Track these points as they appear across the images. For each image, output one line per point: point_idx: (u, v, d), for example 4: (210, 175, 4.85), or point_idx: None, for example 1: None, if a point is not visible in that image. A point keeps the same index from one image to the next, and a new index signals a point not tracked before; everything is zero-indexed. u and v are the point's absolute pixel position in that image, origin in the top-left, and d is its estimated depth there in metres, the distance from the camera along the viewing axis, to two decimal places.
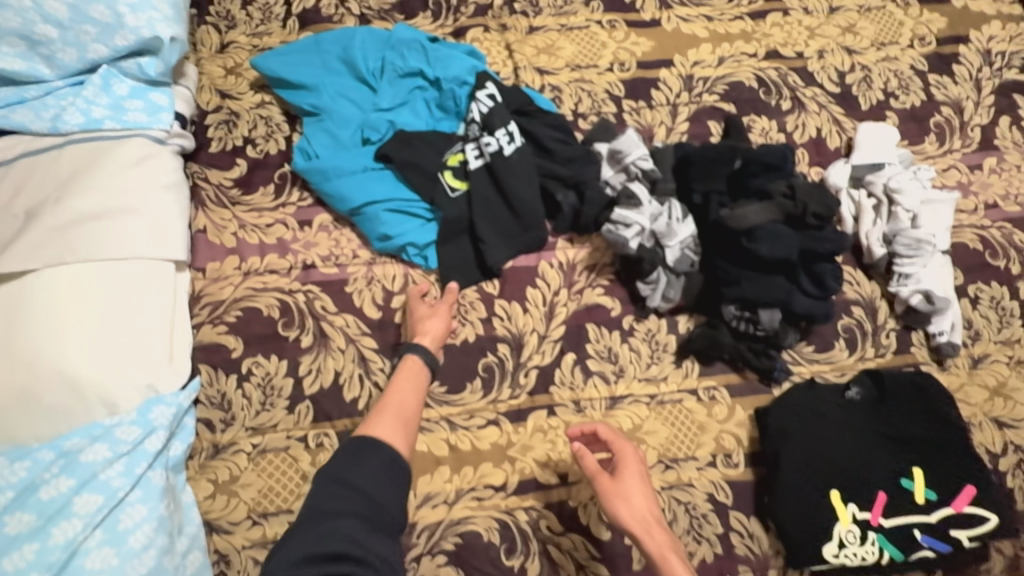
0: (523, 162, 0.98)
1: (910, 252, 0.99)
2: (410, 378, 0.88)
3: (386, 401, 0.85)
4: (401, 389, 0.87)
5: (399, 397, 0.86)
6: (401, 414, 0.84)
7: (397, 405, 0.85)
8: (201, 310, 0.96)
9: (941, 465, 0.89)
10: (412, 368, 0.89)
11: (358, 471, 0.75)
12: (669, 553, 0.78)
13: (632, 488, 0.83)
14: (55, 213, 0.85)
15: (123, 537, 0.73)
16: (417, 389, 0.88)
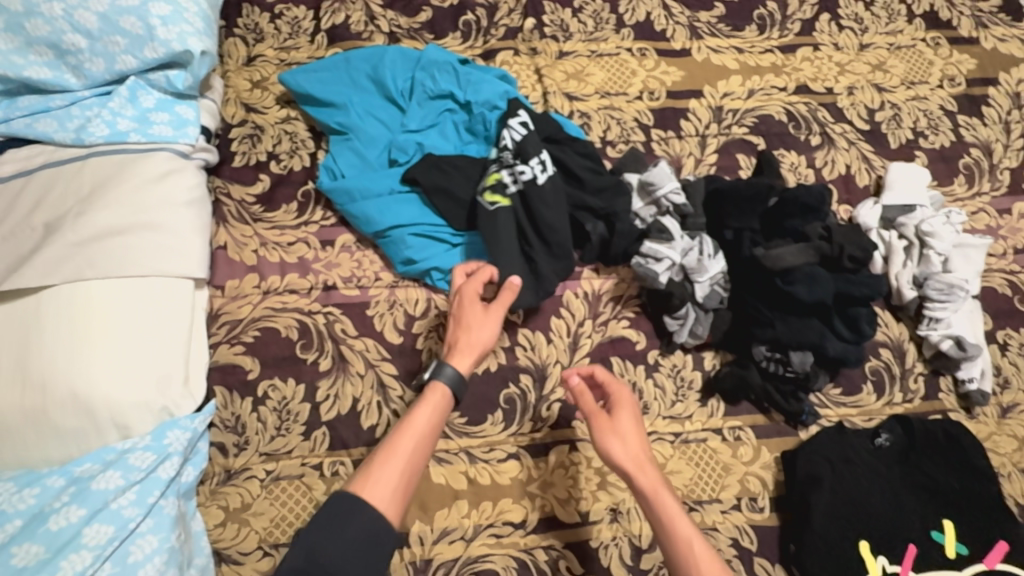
0: (557, 192, 0.96)
1: (942, 296, 0.97)
2: (429, 421, 0.73)
3: (398, 443, 0.70)
4: (418, 431, 0.72)
5: (410, 449, 0.70)
6: (409, 466, 0.69)
7: (406, 456, 0.70)
8: (219, 329, 0.94)
9: (972, 519, 0.87)
10: (437, 400, 0.74)
11: (336, 551, 0.62)
12: (661, 489, 0.72)
13: (625, 426, 0.77)
14: (75, 228, 0.83)
15: (133, 571, 0.70)
16: (435, 433, 0.73)
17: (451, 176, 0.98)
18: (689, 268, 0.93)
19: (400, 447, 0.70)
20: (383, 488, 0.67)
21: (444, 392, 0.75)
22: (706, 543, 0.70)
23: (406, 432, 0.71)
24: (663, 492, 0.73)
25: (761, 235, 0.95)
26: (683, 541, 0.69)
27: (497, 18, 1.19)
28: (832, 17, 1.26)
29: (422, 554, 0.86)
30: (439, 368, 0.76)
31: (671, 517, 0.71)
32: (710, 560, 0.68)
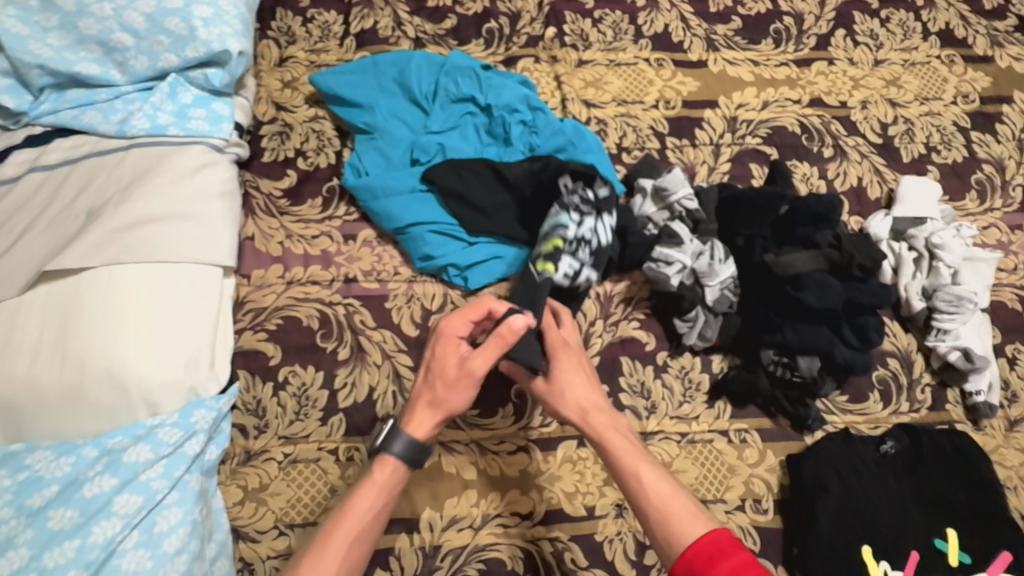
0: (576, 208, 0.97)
1: (950, 308, 0.99)
2: (373, 504, 0.72)
3: (336, 535, 0.70)
4: (359, 521, 0.71)
5: (349, 540, 0.70)
6: (349, 554, 0.69)
7: (344, 547, 0.69)
8: (244, 315, 0.97)
9: (976, 528, 0.88)
10: (387, 477, 0.74)
11: None
12: (608, 433, 0.77)
13: (567, 377, 0.81)
14: (116, 215, 0.87)
15: (158, 540, 0.72)
16: (381, 515, 0.73)
17: (474, 183, 1.01)
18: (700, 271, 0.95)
19: (338, 541, 0.69)
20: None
21: (391, 470, 0.74)
22: (657, 473, 0.73)
23: (349, 516, 0.71)
24: (610, 434, 0.77)
25: (771, 241, 0.96)
26: (632, 474, 0.73)
27: (519, 27, 1.23)
28: (848, 33, 1.28)
29: (431, 541, 0.88)
30: (391, 437, 0.75)
31: (620, 454, 0.75)
32: (663, 488, 0.72)
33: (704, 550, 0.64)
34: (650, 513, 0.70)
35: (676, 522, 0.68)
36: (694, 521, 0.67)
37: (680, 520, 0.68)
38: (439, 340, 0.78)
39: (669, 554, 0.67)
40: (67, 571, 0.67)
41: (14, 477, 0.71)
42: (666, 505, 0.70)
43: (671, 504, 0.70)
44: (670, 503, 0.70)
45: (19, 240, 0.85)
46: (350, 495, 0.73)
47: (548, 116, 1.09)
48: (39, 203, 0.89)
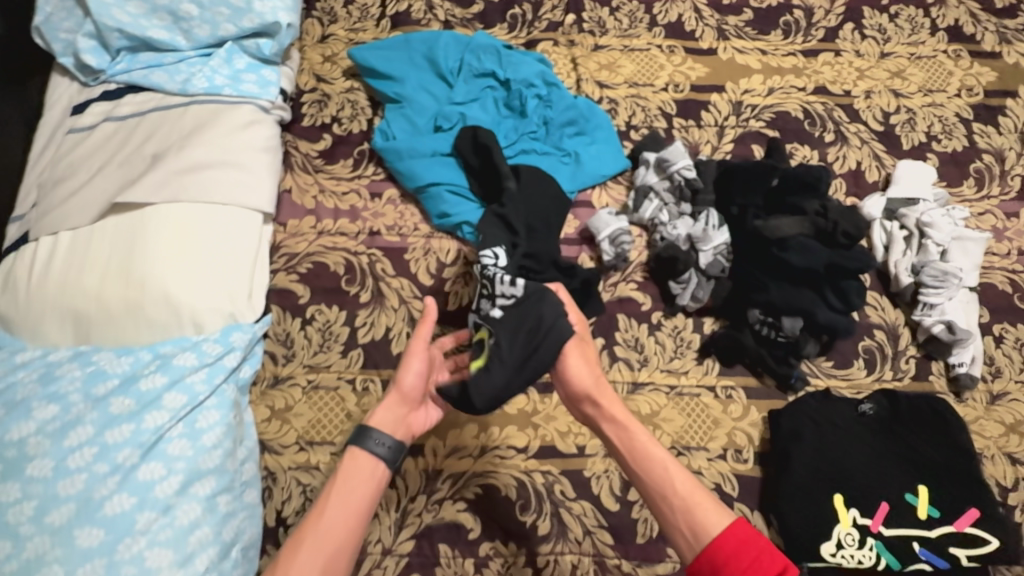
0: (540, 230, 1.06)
1: (936, 283, 1.04)
2: (344, 496, 0.77)
3: (320, 522, 0.75)
4: (336, 513, 0.76)
5: (322, 538, 0.74)
6: (329, 538, 0.74)
7: (323, 536, 0.74)
8: (279, 258, 1.09)
9: (946, 485, 0.92)
10: (348, 470, 0.79)
11: None
12: (631, 421, 0.82)
13: (583, 360, 0.86)
14: (177, 159, 1.00)
15: (199, 434, 0.83)
16: (354, 503, 0.77)
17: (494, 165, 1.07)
18: (595, 231, 1.09)
19: (318, 531, 0.74)
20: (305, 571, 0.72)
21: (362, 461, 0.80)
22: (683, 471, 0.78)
23: (325, 509, 0.76)
24: (635, 424, 0.82)
25: (763, 211, 1.04)
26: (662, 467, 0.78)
27: (541, 13, 1.33)
28: (856, 27, 1.34)
29: (434, 465, 0.97)
30: (364, 435, 0.81)
31: (647, 445, 0.80)
32: (688, 484, 0.77)
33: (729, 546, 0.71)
34: (670, 504, 0.77)
35: (702, 516, 0.74)
36: (717, 516, 0.74)
37: (704, 513, 0.74)
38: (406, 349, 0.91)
39: (689, 542, 0.74)
40: (123, 448, 0.78)
41: (82, 369, 0.82)
42: (691, 496, 0.76)
43: (695, 495, 0.76)
44: (695, 495, 0.76)
45: (95, 177, 0.98)
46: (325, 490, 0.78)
47: (562, 91, 1.19)
48: (112, 146, 1.02)
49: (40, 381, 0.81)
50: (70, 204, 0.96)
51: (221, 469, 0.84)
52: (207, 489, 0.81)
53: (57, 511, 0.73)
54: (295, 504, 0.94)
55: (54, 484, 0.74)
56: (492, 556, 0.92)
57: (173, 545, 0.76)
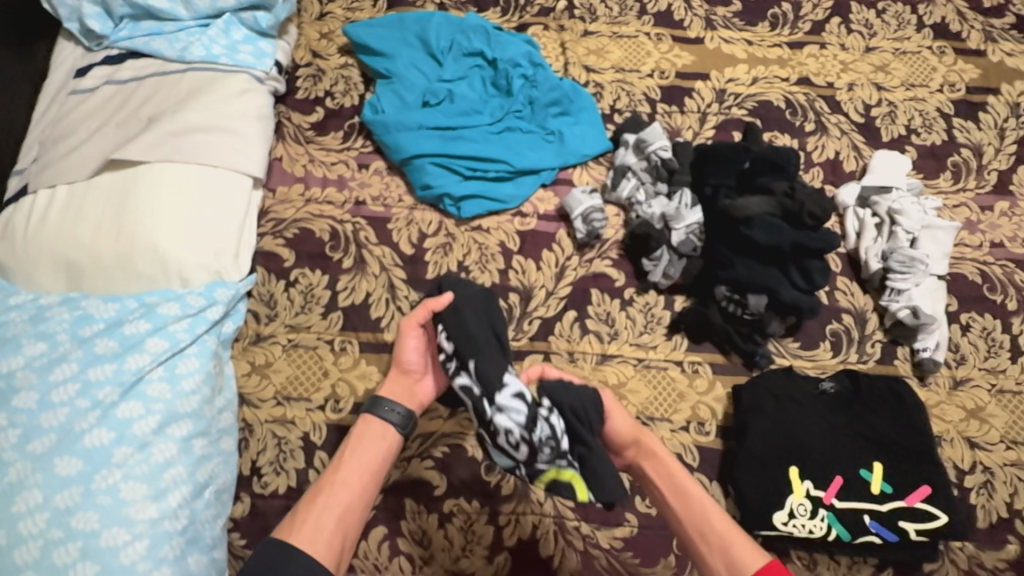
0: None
1: (902, 269, 1.06)
2: (362, 453, 0.89)
3: (342, 476, 0.87)
4: (351, 470, 0.88)
5: (341, 488, 0.86)
6: (342, 493, 0.86)
7: (338, 490, 0.86)
8: (267, 223, 1.12)
9: (901, 463, 0.95)
10: (364, 432, 0.91)
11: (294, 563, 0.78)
12: (671, 461, 0.90)
13: (622, 412, 0.93)
14: (171, 122, 1.04)
15: (178, 379, 0.87)
16: (368, 463, 0.89)
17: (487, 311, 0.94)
18: (569, 209, 1.13)
19: (336, 487, 0.86)
20: (320, 526, 0.83)
21: (374, 426, 0.91)
22: (720, 511, 0.86)
23: (344, 465, 0.88)
24: (674, 462, 0.91)
25: (735, 190, 1.07)
26: (702, 504, 0.86)
27: None
28: (843, 21, 1.36)
29: None
30: (376, 404, 0.93)
31: (688, 485, 0.88)
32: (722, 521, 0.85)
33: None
34: (706, 537, 0.84)
35: (738, 551, 0.82)
36: (752, 553, 0.81)
37: (740, 550, 0.82)
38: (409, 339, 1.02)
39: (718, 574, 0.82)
40: (105, 386, 0.82)
41: (71, 312, 0.87)
42: (727, 533, 0.84)
43: (730, 531, 0.84)
44: (731, 532, 0.84)
45: (93, 136, 1.03)
46: (350, 444, 0.90)
47: (547, 71, 1.23)
48: (111, 108, 1.07)
49: (30, 321, 0.85)
50: (68, 159, 1.01)
51: (198, 415, 0.87)
52: (183, 432, 0.85)
53: (39, 440, 0.77)
54: (270, 455, 0.98)
55: (37, 415, 0.78)
56: (455, 513, 0.96)
57: (147, 480, 0.80)
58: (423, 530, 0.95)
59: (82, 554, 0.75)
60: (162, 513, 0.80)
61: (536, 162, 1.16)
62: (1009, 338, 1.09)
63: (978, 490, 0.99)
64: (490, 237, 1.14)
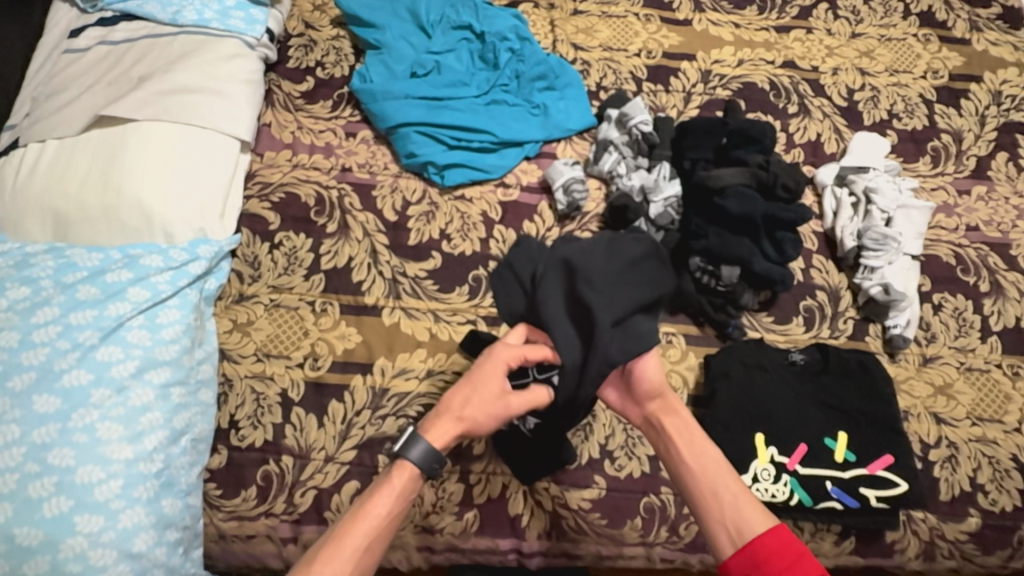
0: (637, 287, 0.86)
1: (876, 246, 1.08)
2: (386, 511, 0.77)
3: (355, 530, 0.76)
4: (370, 527, 0.76)
5: (364, 541, 0.75)
6: (358, 559, 0.74)
7: (355, 552, 0.74)
8: (253, 186, 1.14)
9: (864, 433, 0.97)
10: (399, 484, 0.79)
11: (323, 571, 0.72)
12: (689, 420, 0.86)
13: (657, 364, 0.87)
14: (161, 82, 1.06)
15: (159, 328, 0.89)
16: (394, 522, 0.78)
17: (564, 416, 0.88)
18: (551, 181, 1.15)
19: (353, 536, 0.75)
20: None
21: (407, 473, 0.80)
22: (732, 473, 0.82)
23: (365, 517, 0.76)
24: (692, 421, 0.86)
25: (712, 164, 1.11)
26: (715, 465, 0.82)
27: None
28: (830, 7, 1.38)
29: (382, 383, 1.03)
30: (409, 444, 0.80)
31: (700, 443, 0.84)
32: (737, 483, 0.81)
33: (769, 544, 0.74)
34: (724, 499, 0.79)
35: (747, 517, 0.77)
36: (761, 516, 0.77)
37: (749, 513, 0.78)
38: (487, 364, 0.82)
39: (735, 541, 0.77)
40: (85, 329, 0.84)
41: (55, 260, 0.89)
42: (738, 496, 0.80)
43: (741, 496, 0.80)
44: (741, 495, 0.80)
45: (84, 93, 1.05)
46: (379, 490, 0.79)
47: (534, 46, 1.26)
48: (102, 67, 1.09)
49: (15, 266, 0.87)
50: (59, 115, 1.03)
51: (177, 364, 0.89)
52: (162, 379, 0.87)
53: (19, 377, 0.79)
54: (247, 409, 0.99)
55: (18, 354, 0.80)
56: None
57: (124, 422, 0.82)
58: None
59: (57, 488, 0.77)
60: (138, 454, 0.82)
61: (520, 134, 1.19)
62: (979, 319, 1.11)
63: (942, 464, 1.01)
64: (472, 206, 1.16)
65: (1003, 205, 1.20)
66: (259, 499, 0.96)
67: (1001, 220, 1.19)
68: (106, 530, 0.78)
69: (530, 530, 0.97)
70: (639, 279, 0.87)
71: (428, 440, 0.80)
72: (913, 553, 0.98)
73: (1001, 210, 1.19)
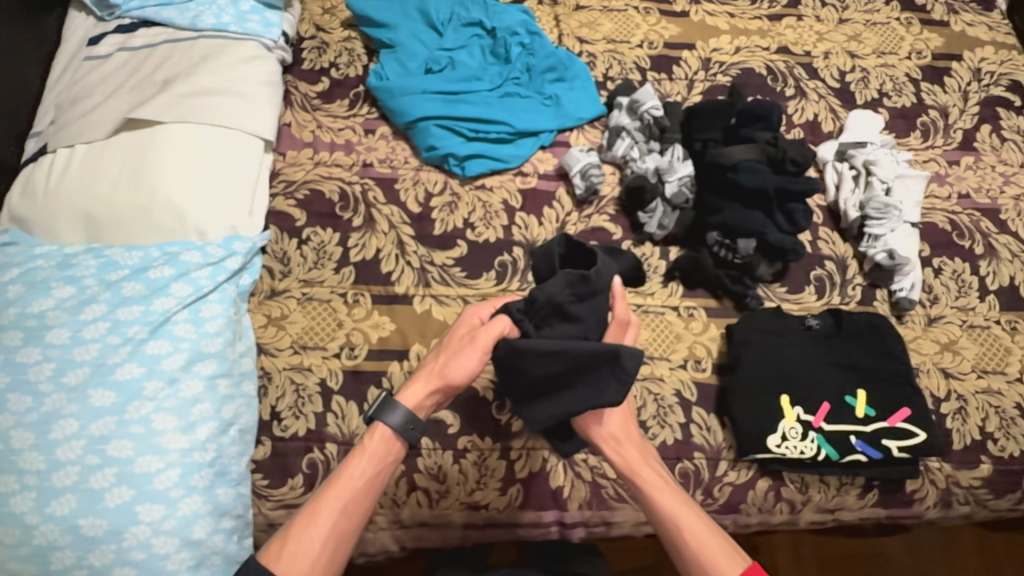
0: (520, 380, 0.88)
1: (879, 215, 1.14)
2: (362, 472, 0.84)
3: (329, 492, 0.82)
4: (347, 488, 0.82)
5: (340, 503, 0.81)
6: (336, 521, 0.80)
7: (330, 516, 0.80)
8: (278, 184, 1.15)
9: (882, 389, 1.03)
10: (374, 445, 0.86)
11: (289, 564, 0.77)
12: (638, 466, 0.87)
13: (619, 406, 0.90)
14: (185, 84, 1.08)
15: (203, 322, 0.91)
16: (369, 482, 0.84)
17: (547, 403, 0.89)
18: (568, 167, 1.19)
19: (328, 502, 0.81)
20: (308, 548, 0.79)
21: (381, 432, 0.86)
22: (696, 514, 0.84)
23: (341, 479, 0.83)
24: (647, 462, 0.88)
25: (722, 143, 1.17)
26: (671, 513, 0.84)
27: None
28: None
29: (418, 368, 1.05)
30: (385, 409, 0.86)
31: (656, 489, 0.85)
32: (697, 527, 0.83)
33: None
34: (686, 550, 0.82)
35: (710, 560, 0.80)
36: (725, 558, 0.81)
37: (712, 555, 0.81)
38: (462, 316, 0.93)
39: None
40: (134, 324, 0.86)
41: (96, 259, 0.90)
42: (701, 541, 0.82)
43: (707, 543, 0.82)
44: (706, 540, 0.82)
45: (110, 98, 1.07)
46: (356, 451, 0.85)
47: (543, 40, 1.31)
48: (125, 72, 1.10)
49: (58, 267, 0.89)
50: (86, 120, 1.05)
51: (221, 356, 0.90)
52: (209, 370, 0.88)
53: (73, 372, 0.81)
54: (288, 400, 1.01)
55: (70, 350, 0.82)
56: (469, 449, 1.00)
57: (177, 413, 0.84)
58: (439, 466, 0.99)
59: (118, 478, 0.78)
60: (192, 444, 0.83)
61: (535, 124, 1.23)
62: (977, 280, 1.18)
63: (953, 416, 1.07)
64: (492, 194, 1.19)
65: (990, 173, 1.28)
66: (307, 486, 0.97)
67: (988, 187, 1.26)
68: (167, 518, 0.79)
69: (572, 501, 1.00)
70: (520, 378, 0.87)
71: (401, 402, 0.87)
72: (932, 501, 1.04)
73: (988, 178, 1.27)
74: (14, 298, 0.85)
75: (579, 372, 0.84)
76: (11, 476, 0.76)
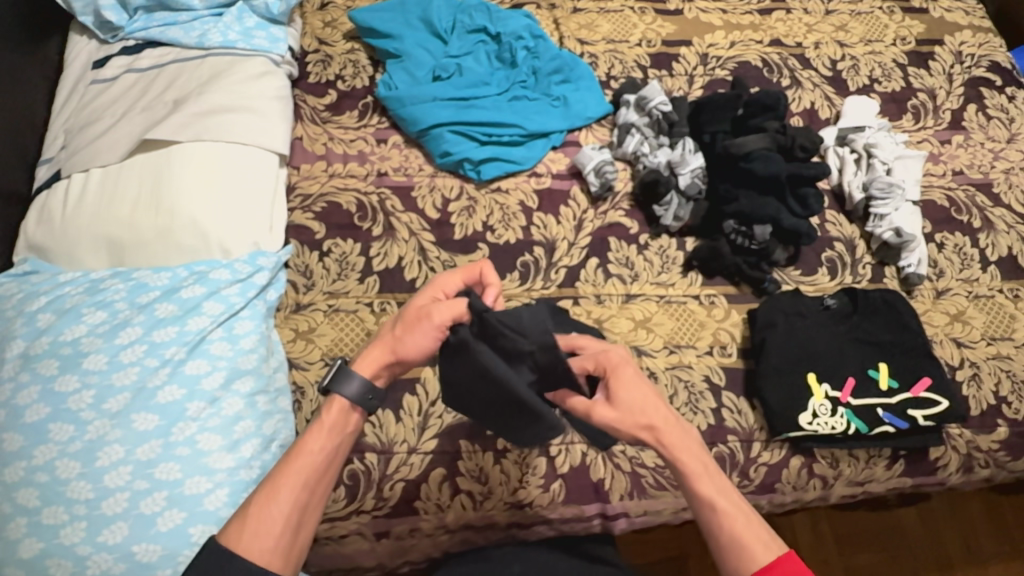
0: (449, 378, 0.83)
1: (883, 194, 1.18)
2: (323, 447, 0.74)
3: (288, 470, 0.72)
4: (308, 464, 0.73)
5: (300, 479, 0.72)
6: (297, 498, 0.71)
7: (292, 492, 0.71)
8: (295, 198, 1.15)
9: (902, 362, 1.07)
10: (331, 417, 0.76)
11: (248, 546, 0.68)
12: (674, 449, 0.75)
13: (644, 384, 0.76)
14: (197, 103, 1.07)
15: (238, 339, 0.90)
16: (330, 456, 0.74)
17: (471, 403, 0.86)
18: (581, 166, 1.21)
19: (288, 479, 0.71)
20: (270, 528, 0.69)
21: (338, 405, 0.76)
22: (736, 498, 0.74)
23: (299, 455, 0.72)
24: (685, 442, 0.76)
25: (731, 134, 1.21)
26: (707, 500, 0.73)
27: None
28: None
29: None
30: (342, 380, 0.76)
31: (696, 475, 0.74)
32: (737, 515, 0.73)
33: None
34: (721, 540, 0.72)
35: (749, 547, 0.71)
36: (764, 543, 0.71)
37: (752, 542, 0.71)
38: (428, 285, 0.82)
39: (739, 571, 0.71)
40: (171, 345, 0.85)
41: (124, 282, 0.90)
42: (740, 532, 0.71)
43: (748, 529, 0.72)
44: (749, 527, 0.72)
45: (121, 120, 1.06)
46: (313, 424, 0.75)
47: (547, 43, 1.33)
48: (134, 94, 1.10)
49: (86, 293, 0.88)
50: (98, 144, 1.04)
51: (257, 372, 0.90)
52: (247, 387, 0.87)
53: (114, 398, 0.80)
54: None
55: (109, 375, 0.81)
56: (509, 449, 1.01)
57: (221, 431, 0.83)
58: (480, 467, 0.99)
59: (168, 501, 0.77)
60: (238, 462, 0.82)
61: (545, 125, 1.25)
62: (977, 252, 1.23)
63: (968, 383, 1.11)
64: (508, 196, 1.21)
65: (979, 150, 1.34)
66: (349, 498, 0.96)
67: (980, 163, 1.32)
68: None
69: (613, 493, 1.01)
70: (460, 378, 0.81)
71: (357, 371, 0.77)
72: (955, 467, 1.08)
73: (978, 154, 1.33)
74: (46, 326, 0.84)
75: (506, 399, 0.81)
76: (60, 507, 0.75)
